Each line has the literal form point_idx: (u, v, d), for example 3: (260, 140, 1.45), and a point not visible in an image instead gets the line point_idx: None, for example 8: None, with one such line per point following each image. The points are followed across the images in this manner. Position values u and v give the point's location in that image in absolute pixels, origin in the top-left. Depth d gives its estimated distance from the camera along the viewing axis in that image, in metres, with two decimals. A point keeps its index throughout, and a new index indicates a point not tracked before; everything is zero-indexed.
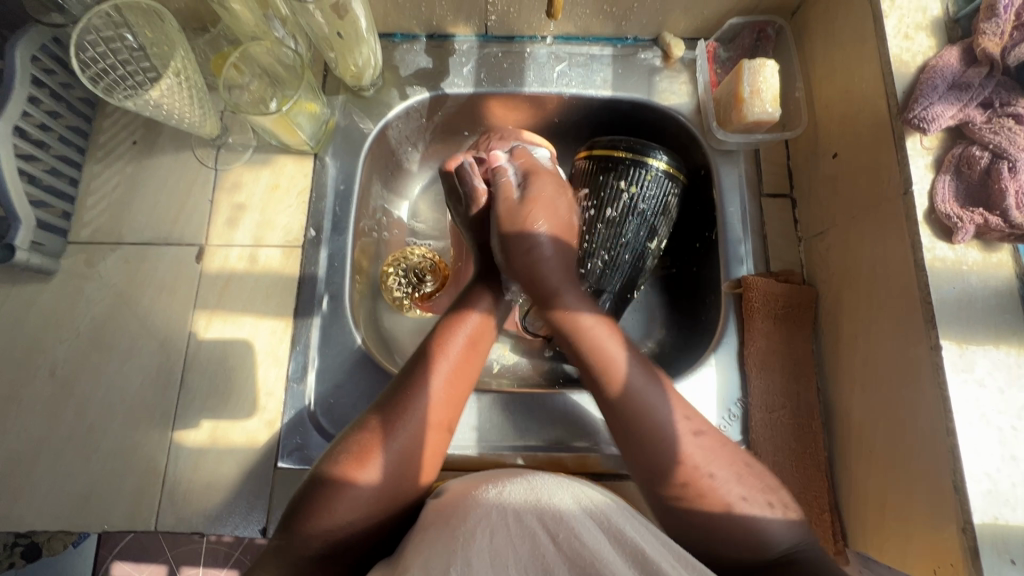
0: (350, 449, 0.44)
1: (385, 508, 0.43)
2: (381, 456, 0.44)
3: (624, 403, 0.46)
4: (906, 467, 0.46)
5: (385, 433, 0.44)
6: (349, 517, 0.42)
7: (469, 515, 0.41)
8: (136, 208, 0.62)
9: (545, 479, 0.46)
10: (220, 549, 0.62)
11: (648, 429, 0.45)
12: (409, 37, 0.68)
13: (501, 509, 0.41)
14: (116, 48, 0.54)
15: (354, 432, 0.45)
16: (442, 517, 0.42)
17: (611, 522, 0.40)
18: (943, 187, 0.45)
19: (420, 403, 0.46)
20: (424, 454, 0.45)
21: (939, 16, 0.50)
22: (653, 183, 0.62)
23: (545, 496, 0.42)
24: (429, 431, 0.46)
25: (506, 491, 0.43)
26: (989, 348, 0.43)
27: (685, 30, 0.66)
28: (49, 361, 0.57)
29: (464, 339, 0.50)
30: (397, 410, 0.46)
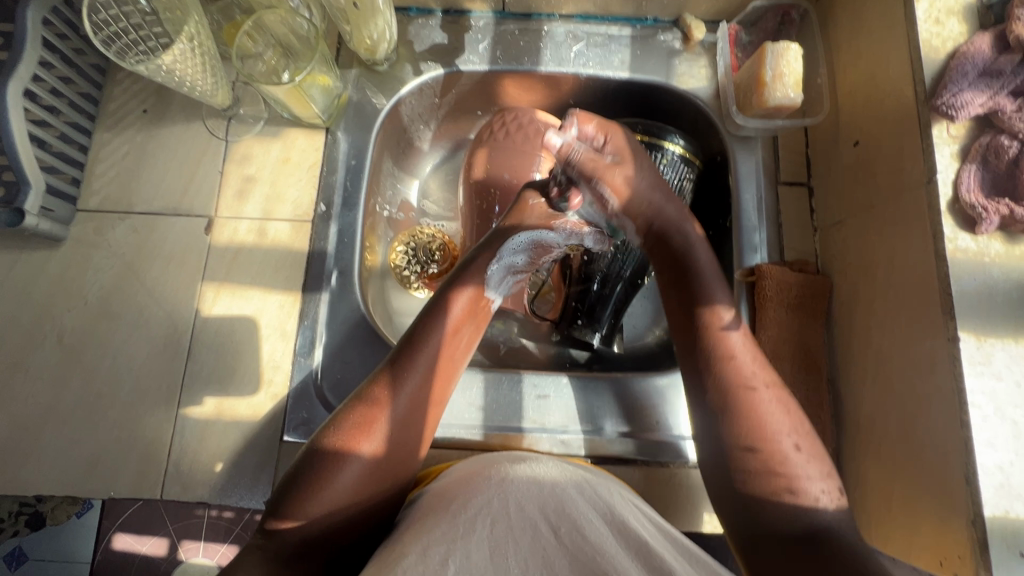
0: (350, 419, 0.44)
1: (380, 482, 0.43)
2: (380, 424, 0.43)
3: (726, 350, 0.46)
4: (915, 462, 0.45)
5: (383, 407, 0.44)
6: (347, 486, 0.42)
7: (469, 499, 0.40)
8: (145, 178, 0.61)
9: (547, 462, 0.46)
10: (222, 523, 0.53)
11: (755, 415, 0.43)
12: (424, 11, 0.67)
13: (502, 494, 0.40)
14: (129, 11, 0.52)
15: (355, 403, 0.44)
16: (442, 503, 0.41)
17: (614, 514, 0.40)
18: (968, 177, 0.44)
19: (416, 372, 0.46)
20: (419, 423, 0.46)
21: (971, 0, 0.49)
22: (669, 167, 0.61)
23: (547, 483, 0.42)
24: (424, 407, 0.46)
25: (509, 475, 0.42)
26: (1008, 342, 0.42)
27: (707, 12, 0.65)
28: (56, 328, 0.57)
29: (461, 311, 0.50)
30: (395, 377, 0.45)
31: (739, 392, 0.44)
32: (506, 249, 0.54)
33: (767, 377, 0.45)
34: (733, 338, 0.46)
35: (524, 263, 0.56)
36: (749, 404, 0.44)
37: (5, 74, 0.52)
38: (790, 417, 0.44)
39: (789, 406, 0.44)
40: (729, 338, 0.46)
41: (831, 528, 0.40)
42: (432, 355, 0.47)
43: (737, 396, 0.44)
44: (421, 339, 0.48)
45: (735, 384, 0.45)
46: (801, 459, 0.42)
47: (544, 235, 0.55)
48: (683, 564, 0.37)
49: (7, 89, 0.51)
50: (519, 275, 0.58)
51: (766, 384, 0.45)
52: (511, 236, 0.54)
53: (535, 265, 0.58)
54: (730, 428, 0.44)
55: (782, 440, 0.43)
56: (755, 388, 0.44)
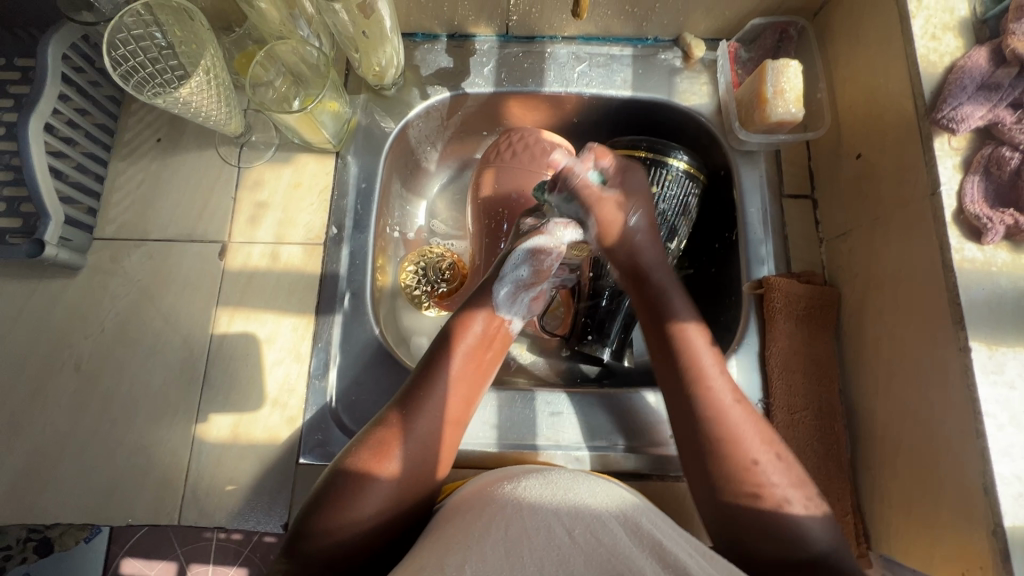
0: (371, 440, 0.44)
1: (403, 502, 0.44)
2: (401, 445, 0.44)
3: (693, 363, 0.49)
4: (933, 472, 0.45)
5: (403, 428, 0.45)
6: (373, 509, 0.42)
7: (485, 511, 0.41)
8: (160, 205, 0.63)
9: (562, 473, 0.46)
10: (230, 545, 0.57)
11: (728, 425, 0.46)
12: (430, 37, 0.68)
13: (517, 504, 0.40)
14: (146, 46, 0.53)
15: (376, 425, 0.45)
16: (459, 514, 0.42)
17: (628, 516, 0.41)
18: (971, 188, 0.45)
19: (436, 397, 0.47)
20: (440, 444, 0.46)
21: (966, 16, 0.50)
22: (674, 184, 0.62)
23: (562, 491, 0.42)
24: (443, 425, 0.47)
25: (523, 487, 0.42)
26: (1019, 350, 0.42)
27: (707, 31, 0.66)
28: (74, 356, 0.58)
29: (475, 334, 0.52)
30: (415, 400, 0.47)
31: (712, 413, 0.46)
32: (507, 267, 0.55)
33: (730, 388, 0.48)
34: (703, 351, 0.50)
35: (530, 276, 0.56)
36: (727, 421, 0.46)
37: (27, 108, 0.53)
38: (759, 429, 0.46)
39: (759, 423, 0.47)
40: (697, 354, 0.49)
41: (805, 536, 0.42)
42: (451, 379, 0.49)
43: (706, 416, 0.46)
44: (442, 364, 0.49)
45: (709, 403, 0.47)
46: (776, 467, 0.44)
47: (540, 241, 0.55)
48: (700, 564, 0.37)
49: (29, 123, 0.53)
50: (532, 292, 0.57)
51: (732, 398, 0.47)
52: (511, 254, 0.55)
53: (541, 275, 0.56)
54: (697, 435, 0.46)
55: (757, 455, 0.44)
56: (717, 391, 0.47)
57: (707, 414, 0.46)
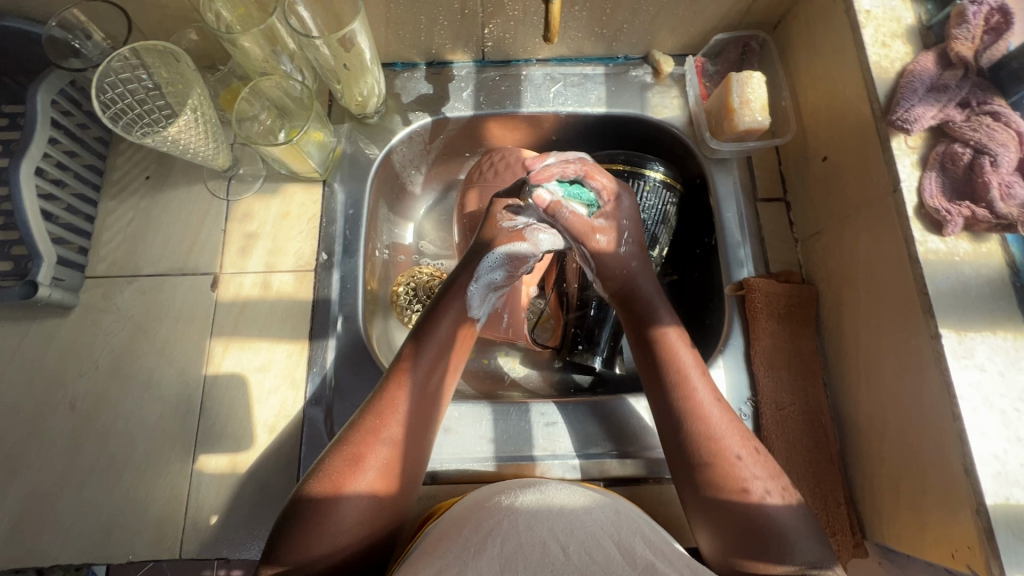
0: (341, 453, 0.46)
1: (379, 507, 0.46)
2: (370, 455, 0.46)
3: (677, 369, 0.51)
4: (917, 458, 0.47)
5: (372, 438, 0.47)
6: (351, 515, 0.44)
7: (481, 524, 0.42)
8: (151, 241, 0.64)
9: (557, 486, 0.46)
10: None
11: (711, 433, 0.48)
12: (409, 65, 0.70)
13: (512, 518, 0.42)
14: (133, 88, 0.54)
15: (346, 437, 0.47)
16: (453, 528, 0.43)
17: (621, 535, 0.41)
18: (930, 183, 0.47)
19: (404, 404, 0.49)
20: (409, 450, 0.48)
21: (912, 23, 0.53)
22: (652, 194, 0.64)
23: (555, 506, 0.43)
24: (413, 432, 0.49)
25: (519, 500, 0.43)
26: (987, 334, 0.44)
27: (674, 48, 0.69)
28: (69, 395, 0.58)
29: (443, 341, 0.53)
30: (384, 407, 0.49)
31: (704, 429, 0.48)
32: (483, 267, 0.57)
33: (709, 388, 0.50)
34: (685, 354, 0.52)
35: (502, 279, 0.59)
36: (709, 425, 0.48)
37: (18, 153, 0.54)
38: (736, 429, 0.48)
39: (737, 422, 0.49)
40: (677, 357, 0.52)
41: (785, 530, 0.44)
42: (419, 385, 0.50)
43: (704, 439, 0.48)
44: (405, 372, 0.51)
45: (697, 418, 0.48)
46: (748, 464, 0.47)
47: (518, 246, 0.58)
48: None
49: (20, 167, 0.54)
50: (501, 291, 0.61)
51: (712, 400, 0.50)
52: (488, 253, 0.57)
53: (514, 279, 0.60)
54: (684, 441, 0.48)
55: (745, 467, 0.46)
56: (695, 388, 0.50)
57: (695, 416, 0.49)
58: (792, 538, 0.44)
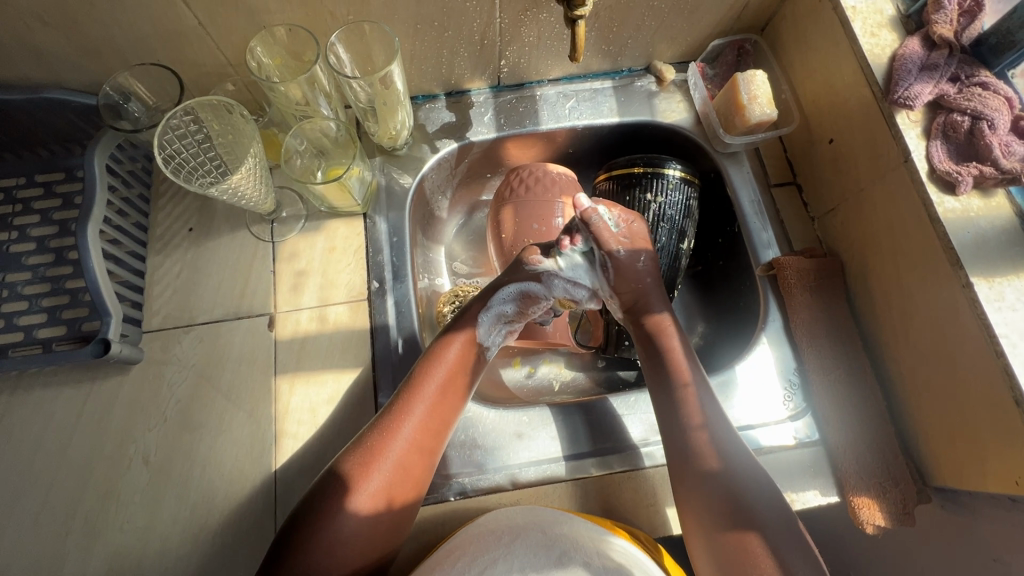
0: (349, 466, 0.49)
1: (378, 520, 0.49)
2: (376, 469, 0.49)
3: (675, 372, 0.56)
4: (967, 399, 0.51)
5: (378, 454, 0.50)
6: (346, 530, 0.47)
7: (477, 561, 0.45)
8: (202, 290, 0.65)
9: (556, 523, 0.48)
10: None
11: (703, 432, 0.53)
12: (430, 97, 0.74)
13: (507, 558, 0.45)
14: (188, 143, 0.57)
15: (356, 450, 0.51)
16: (448, 563, 0.46)
17: None
18: (937, 151, 0.53)
19: (411, 420, 0.52)
20: (413, 468, 0.51)
21: (893, 14, 0.59)
22: (675, 191, 0.69)
23: (552, 557, 0.44)
24: (417, 449, 0.52)
25: (520, 537, 0.47)
26: (1012, 278, 0.49)
27: (674, 56, 0.75)
28: (140, 450, 0.58)
29: (452, 360, 0.56)
30: (393, 423, 0.52)
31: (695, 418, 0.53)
32: (497, 298, 0.60)
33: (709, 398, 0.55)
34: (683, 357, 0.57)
35: (513, 312, 0.61)
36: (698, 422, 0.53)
37: (84, 215, 0.56)
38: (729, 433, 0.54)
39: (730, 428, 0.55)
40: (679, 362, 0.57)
41: (761, 513, 0.49)
42: (428, 401, 0.53)
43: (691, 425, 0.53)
44: (419, 388, 0.54)
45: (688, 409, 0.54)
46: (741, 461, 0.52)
47: (531, 285, 0.60)
48: None
49: (88, 228, 0.55)
50: (512, 324, 0.62)
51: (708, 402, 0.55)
52: (501, 288, 0.60)
53: (525, 316, 0.62)
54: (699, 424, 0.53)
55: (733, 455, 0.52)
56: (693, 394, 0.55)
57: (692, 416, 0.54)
58: (769, 522, 0.48)
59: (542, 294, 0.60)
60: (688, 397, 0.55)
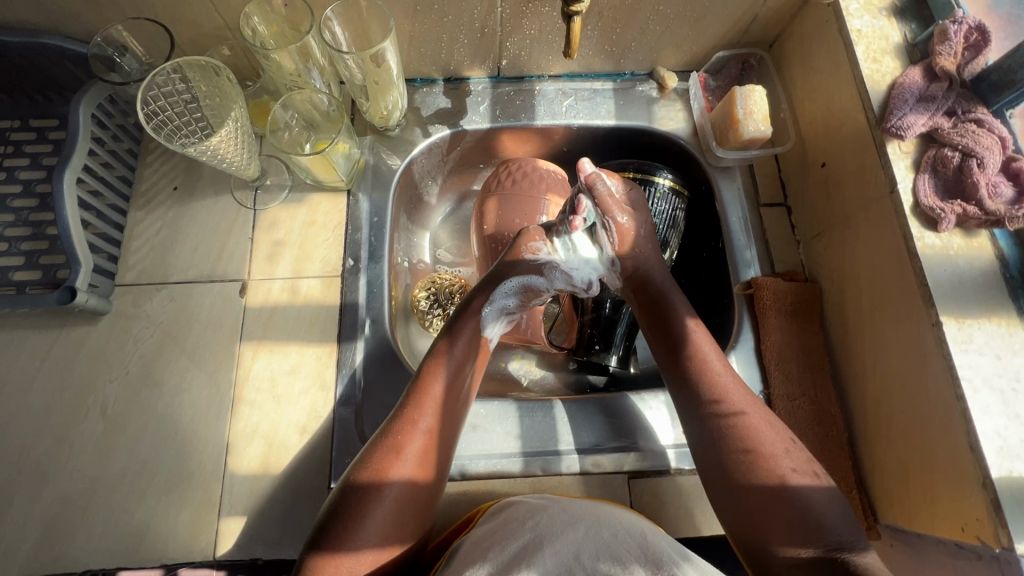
0: (370, 460, 0.46)
1: (406, 514, 0.45)
2: (400, 458, 0.46)
3: (699, 369, 0.52)
4: (925, 438, 0.50)
5: (399, 443, 0.46)
6: (379, 522, 0.43)
7: (506, 546, 0.44)
8: (180, 249, 0.65)
9: (584, 505, 0.50)
10: None
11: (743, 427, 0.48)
12: (428, 81, 0.74)
13: (537, 542, 0.44)
14: (173, 101, 0.57)
15: (376, 443, 0.47)
16: (481, 549, 0.45)
17: (652, 553, 0.44)
18: (924, 184, 0.52)
19: (429, 409, 0.49)
20: (434, 455, 0.48)
21: (899, 41, 0.58)
22: (662, 200, 0.68)
23: (583, 529, 0.46)
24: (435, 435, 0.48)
25: (542, 522, 0.47)
26: (983, 321, 0.48)
27: (678, 64, 0.74)
28: (100, 402, 0.59)
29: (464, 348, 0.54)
30: (411, 411, 0.48)
31: (722, 409, 0.50)
32: (498, 293, 0.58)
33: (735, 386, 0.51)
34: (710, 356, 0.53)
35: (515, 306, 0.60)
36: (737, 425, 0.49)
37: (61, 163, 0.56)
38: (774, 430, 0.48)
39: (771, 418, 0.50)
40: (705, 360, 0.52)
41: (822, 515, 0.44)
42: (445, 386, 0.51)
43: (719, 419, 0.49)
44: (434, 372, 0.51)
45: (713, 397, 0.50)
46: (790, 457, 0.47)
47: (534, 279, 0.59)
48: None
49: (64, 176, 0.56)
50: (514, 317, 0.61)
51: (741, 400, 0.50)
52: (504, 281, 0.58)
53: (527, 307, 0.62)
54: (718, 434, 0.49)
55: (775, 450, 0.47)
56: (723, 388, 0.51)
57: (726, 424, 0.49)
58: (831, 524, 0.44)
59: (545, 286, 0.60)
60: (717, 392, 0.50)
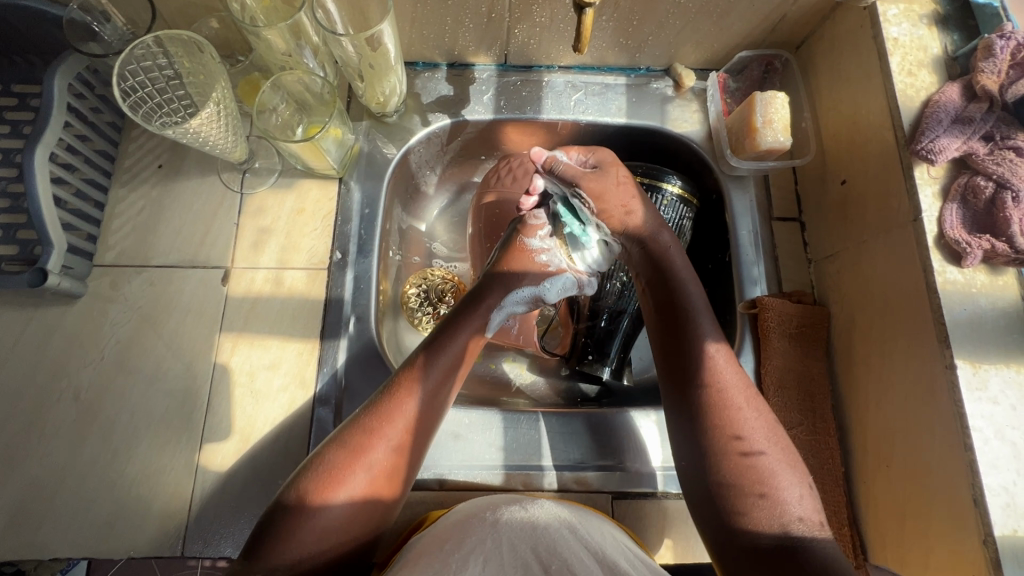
0: (336, 453, 0.44)
1: (363, 515, 0.43)
2: (367, 459, 0.44)
3: (711, 376, 0.48)
4: (924, 484, 0.47)
5: (369, 442, 0.45)
6: (334, 518, 0.42)
7: (464, 539, 0.41)
8: (161, 231, 0.62)
9: (545, 504, 0.47)
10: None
11: (744, 455, 0.44)
12: (430, 65, 0.70)
13: (496, 537, 0.41)
14: (154, 76, 0.54)
15: (344, 435, 0.45)
16: (438, 542, 0.42)
17: (606, 555, 0.41)
18: (950, 215, 0.48)
19: (407, 412, 0.47)
20: (404, 460, 0.46)
21: (938, 54, 0.54)
22: (668, 208, 0.64)
23: (540, 526, 0.43)
24: (407, 440, 0.46)
25: (504, 517, 0.44)
26: (1000, 368, 0.45)
27: (696, 62, 0.69)
28: (72, 386, 0.57)
29: (456, 351, 0.52)
30: (387, 411, 0.46)
31: (727, 424, 0.46)
32: (510, 300, 0.58)
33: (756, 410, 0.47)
34: (719, 362, 0.48)
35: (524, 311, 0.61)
36: (744, 457, 0.44)
37: (34, 138, 0.54)
38: (792, 470, 0.44)
39: (787, 454, 0.45)
40: (720, 372, 0.48)
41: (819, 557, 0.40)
42: (427, 391, 0.48)
43: (724, 433, 0.45)
44: (416, 374, 0.49)
45: (716, 404, 0.46)
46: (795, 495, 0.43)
47: (545, 289, 0.60)
48: None
49: (36, 154, 0.54)
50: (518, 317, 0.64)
51: (753, 428, 0.46)
52: (518, 290, 0.58)
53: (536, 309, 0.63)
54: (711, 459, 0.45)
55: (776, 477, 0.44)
56: (739, 414, 0.46)
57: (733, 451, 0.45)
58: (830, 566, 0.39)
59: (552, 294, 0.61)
60: (728, 404, 0.47)
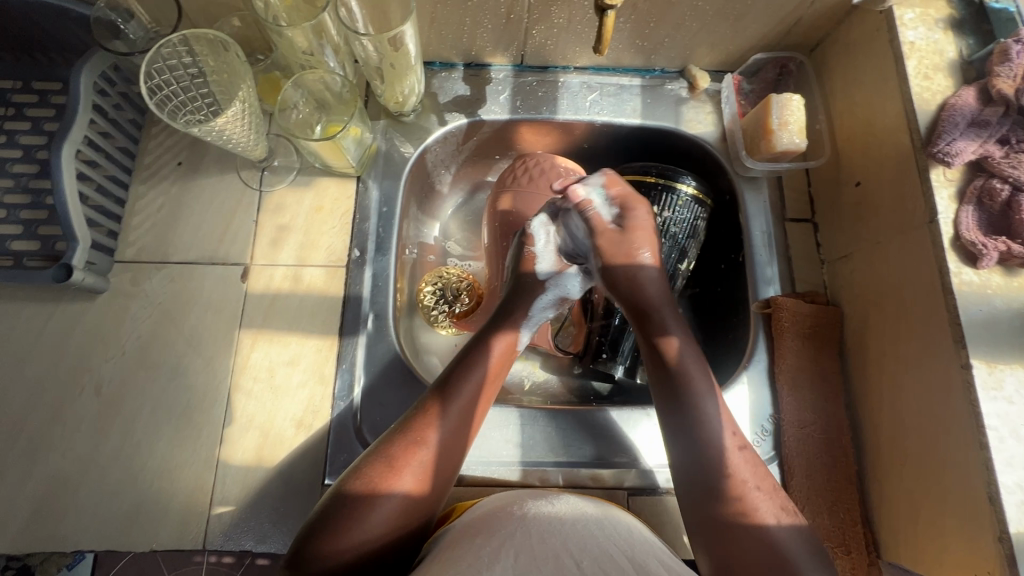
0: (384, 456, 0.45)
1: (408, 518, 0.44)
2: (413, 463, 0.45)
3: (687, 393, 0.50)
4: (940, 483, 0.48)
5: (415, 446, 0.45)
6: (381, 523, 0.43)
7: (493, 533, 0.42)
8: (181, 228, 0.63)
9: (566, 500, 0.48)
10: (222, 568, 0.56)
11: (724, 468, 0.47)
12: (447, 65, 0.70)
13: (524, 530, 0.42)
14: (179, 75, 0.55)
15: (391, 439, 0.46)
16: (466, 535, 0.43)
17: (635, 553, 0.42)
18: (966, 218, 0.49)
19: (450, 419, 0.47)
20: (449, 464, 0.47)
21: (954, 58, 0.55)
22: (683, 208, 0.65)
23: (566, 521, 0.44)
24: (451, 447, 0.47)
25: (531, 512, 0.44)
26: (1015, 367, 0.46)
27: (711, 64, 0.70)
28: (94, 379, 0.58)
29: (497, 358, 0.52)
30: (429, 417, 0.47)
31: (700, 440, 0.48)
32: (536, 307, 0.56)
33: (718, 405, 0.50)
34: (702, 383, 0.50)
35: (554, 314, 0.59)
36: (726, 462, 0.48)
37: (60, 135, 0.55)
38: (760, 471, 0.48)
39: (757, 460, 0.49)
40: (693, 386, 0.50)
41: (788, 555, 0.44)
42: (468, 397, 0.49)
43: (707, 447, 0.48)
44: (458, 381, 0.49)
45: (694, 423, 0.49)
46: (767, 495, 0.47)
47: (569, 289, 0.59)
48: None
49: (63, 150, 0.54)
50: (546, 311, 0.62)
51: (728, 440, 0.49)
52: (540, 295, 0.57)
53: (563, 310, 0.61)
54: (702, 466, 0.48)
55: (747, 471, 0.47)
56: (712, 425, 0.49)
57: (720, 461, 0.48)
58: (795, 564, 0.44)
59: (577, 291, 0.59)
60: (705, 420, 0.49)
